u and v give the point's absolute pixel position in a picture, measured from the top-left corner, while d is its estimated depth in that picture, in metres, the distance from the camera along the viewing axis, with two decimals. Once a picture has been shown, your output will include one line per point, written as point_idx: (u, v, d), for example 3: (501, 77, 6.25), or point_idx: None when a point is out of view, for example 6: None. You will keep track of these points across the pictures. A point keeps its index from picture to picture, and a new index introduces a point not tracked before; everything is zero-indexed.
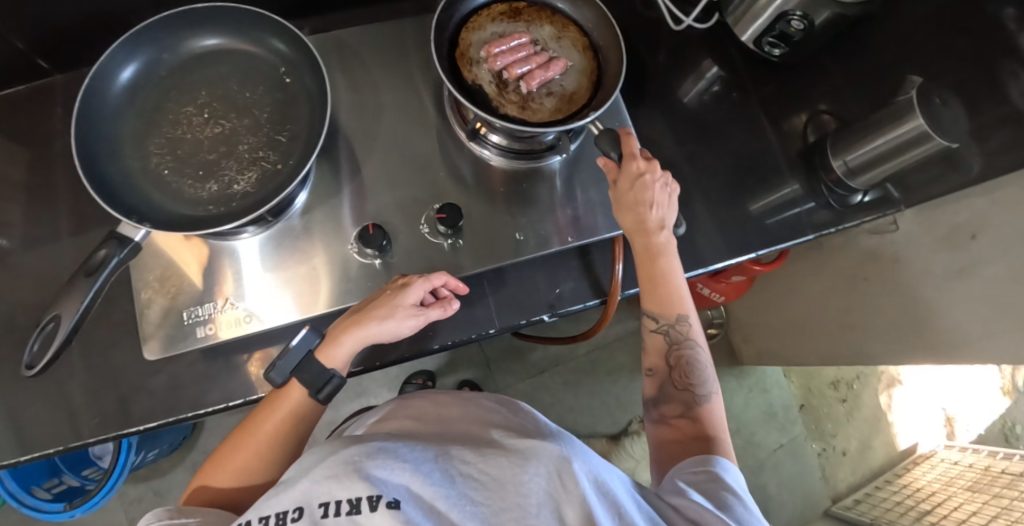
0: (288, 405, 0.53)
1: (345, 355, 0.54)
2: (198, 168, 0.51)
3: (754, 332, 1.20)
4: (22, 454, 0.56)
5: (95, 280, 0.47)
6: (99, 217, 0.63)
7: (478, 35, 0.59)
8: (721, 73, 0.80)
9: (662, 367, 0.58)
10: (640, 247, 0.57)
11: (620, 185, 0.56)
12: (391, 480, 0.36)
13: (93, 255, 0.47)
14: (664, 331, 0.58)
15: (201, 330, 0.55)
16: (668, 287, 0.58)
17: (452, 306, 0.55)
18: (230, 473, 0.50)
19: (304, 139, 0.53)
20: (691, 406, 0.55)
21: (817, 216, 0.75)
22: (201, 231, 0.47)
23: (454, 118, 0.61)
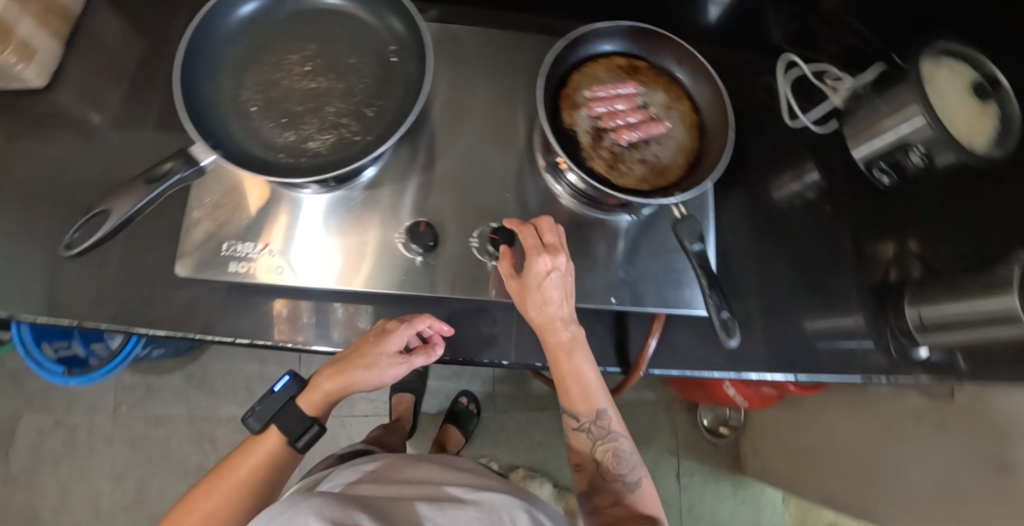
0: (260, 456, 0.59)
1: (324, 399, 0.59)
2: (282, 117, 0.52)
3: (765, 447, 1.12)
4: (38, 316, 0.57)
5: (155, 189, 0.48)
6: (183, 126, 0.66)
7: (590, 80, 0.57)
8: (820, 181, 0.76)
9: (590, 462, 0.62)
10: (551, 347, 0.56)
11: (524, 281, 0.53)
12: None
13: (158, 165, 0.48)
14: (584, 429, 0.61)
15: (234, 265, 0.55)
16: (582, 388, 0.58)
17: (435, 352, 0.56)
18: (195, 517, 0.56)
19: (389, 118, 0.52)
20: (621, 493, 0.61)
21: (874, 358, 0.70)
22: (263, 177, 0.47)
23: (539, 146, 0.61)
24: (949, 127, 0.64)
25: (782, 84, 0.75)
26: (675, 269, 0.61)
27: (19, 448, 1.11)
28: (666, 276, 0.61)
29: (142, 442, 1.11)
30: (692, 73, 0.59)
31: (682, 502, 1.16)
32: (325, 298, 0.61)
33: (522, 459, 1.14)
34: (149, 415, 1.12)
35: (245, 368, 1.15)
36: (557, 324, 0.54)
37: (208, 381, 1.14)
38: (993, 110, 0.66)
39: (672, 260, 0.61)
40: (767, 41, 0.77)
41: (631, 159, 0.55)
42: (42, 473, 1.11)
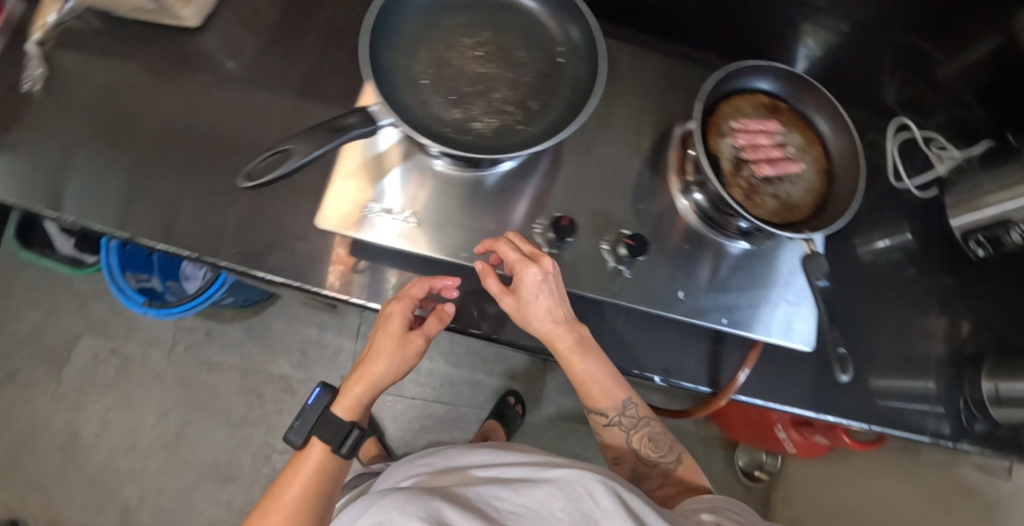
0: (305, 475, 0.58)
1: (360, 402, 0.59)
2: (451, 94, 0.55)
3: (798, 498, 1.14)
4: (160, 243, 0.61)
5: (336, 139, 0.49)
6: (330, 91, 0.70)
7: (736, 111, 0.60)
8: (911, 243, 0.78)
9: (629, 449, 0.66)
10: (565, 352, 0.59)
11: (521, 296, 0.56)
12: (436, 515, 0.46)
13: (343, 117, 0.49)
14: (615, 423, 0.64)
15: (378, 227, 0.58)
16: (599, 388, 0.61)
17: (447, 312, 0.59)
18: None
19: (550, 114, 0.56)
20: (666, 476, 0.65)
21: (940, 422, 0.71)
22: (440, 148, 0.49)
23: (673, 164, 0.66)
24: None
25: (890, 145, 0.78)
26: (769, 301, 0.63)
27: (72, 368, 1.15)
28: (760, 307, 0.63)
29: (191, 384, 1.15)
30: (831, 122, 0.63)
31: None
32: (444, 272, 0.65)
33: None
34: (203, 360, 1.16)
35: (306, 331, 1.20)
36: (560, 329, 0.58)
37: (267, 336, 1.18)
38: None
39: (770, 293, 0.64)
40: (880, 103, 0.80)
41: (766, 192, 0.59)
42: (87, 397, 1.14)
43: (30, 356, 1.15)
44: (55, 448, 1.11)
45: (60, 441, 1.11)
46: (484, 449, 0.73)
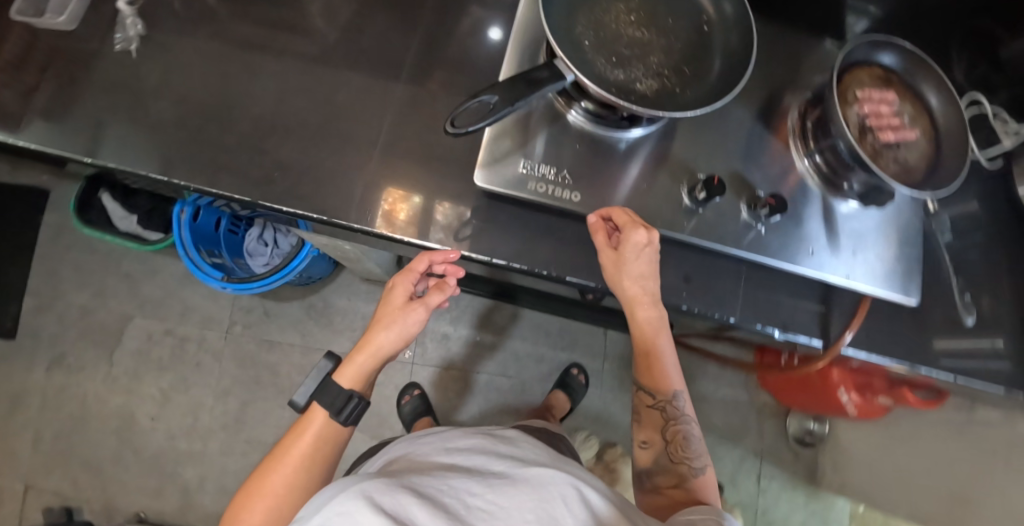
0: (306, 441, 0.65)
1: (356, 375, 0.65)
2: (613, 56, 0.57)
3: (847, 462, 1.25)
4: (293, 208, 0.68)
5: (532, 92, 0.50)
6: (446, 68, 0.75)
7: (857, 82, 0.66)
8: (977, 213, 0.84)
9: (659, 439, 0.72)
10: (641, 324, 0.66)
11: (623, 255, 0.60)
12: (403, 509, 0.51)
13: (537, 71, 0.51)
14: (659, 406, 0.72)
15: (534, 185, 0.62)
16: (658, 366, 0.70)
17: (446, 289, 0.66)
18: (266, 499, 0.63)
19: (704, 79, 0.58)
20: (683, 478, 0.69)
21: (1011, 378, 0.77)
22: (621, 104, 0.52)
23: (791, 132, 0.70)
24: None
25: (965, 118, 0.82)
26: (878, 259, 0.69)
27: (126, 348, 1.15)
28: (871, 265, 0.68)
29: (252, 363, 1.15)
30: (940, 94, 0.67)
31: (758, 503, 1.32)
32: (575, 233, 0.68)
33: (619, 437, 1.27)
34: (264, 339, 1.15)
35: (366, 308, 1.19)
36: (643, 299, 0.63)
37: (327, 314, 1.17)
38: None
39: (879, 252, 0.69)
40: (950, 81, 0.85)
41: (889, 157, 0.64)
42: (150, 380, 1.14)
43: (82, 338, 1.15)
44: (111, 429, 1.12)
45: (115, 422, 1.12)
46: (473, 434, 0.79)
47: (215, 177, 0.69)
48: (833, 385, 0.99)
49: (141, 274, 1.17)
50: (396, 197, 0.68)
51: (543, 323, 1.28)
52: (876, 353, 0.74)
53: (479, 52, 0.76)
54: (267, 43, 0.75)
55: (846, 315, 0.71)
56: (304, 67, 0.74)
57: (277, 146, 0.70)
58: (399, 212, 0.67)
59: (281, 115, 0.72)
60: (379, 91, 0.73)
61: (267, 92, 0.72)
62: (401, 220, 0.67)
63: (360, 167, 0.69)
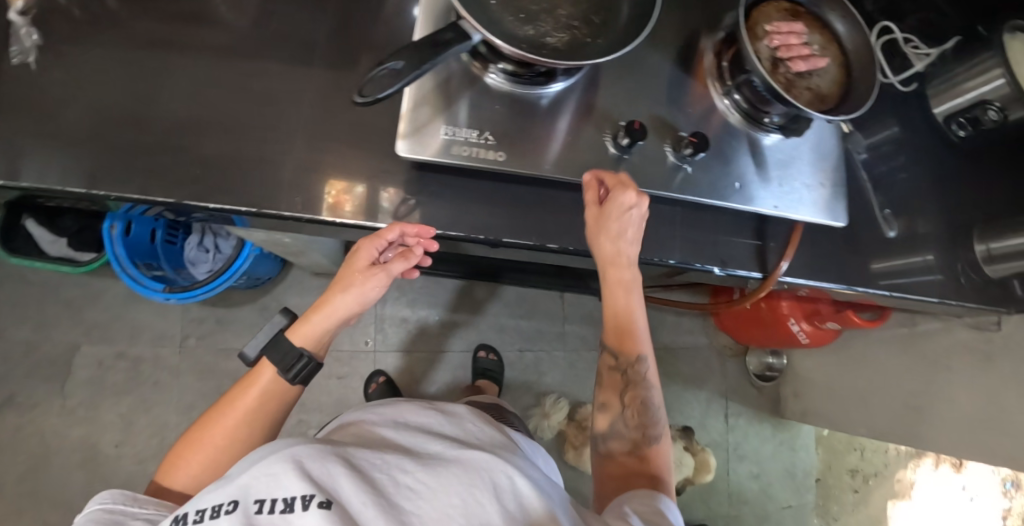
0: (252, 395, 0.68)
1: (309, 334, 0.68)
2: (520, 12, 0.58)
3: (807, 390, 1.29)
4: (217, 203, 0.65)
5: (439, 53, 0.51)
6: (360, 45, 0.73)
7: (764, 18, 0.68)
8: (898, 134, 0.87)
9: (615, 404, 0.71)
10: (611, 281, 0.69)
11: (605, 211, 0.62)
12: (331, 480, 0.49)
13: (441, 34, 0.51)
14: (620, 368, 0.71)
15: (459, 150, 0.62)
16: (628, 326, 0.71)
17: (406, 259, 0.65)
18: (208, 447, 0.65)
19: (614, 26, 0.59)
20: (636, 445, 0.69)
21: (940, 286, 0.82)
22: (530, 56, 0.52)
23: (709, 74, 0.72)
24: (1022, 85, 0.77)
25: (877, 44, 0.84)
26: (804, 187, 0.71)
27: (78, 378, 1.10)
28: (798, 192, 0.71)
29: (212, 374, 1.13)
30: (845, 21, 0.69)
31: (729, 441, 1.37)
32: (511, 196, 0.69)
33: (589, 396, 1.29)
34: (219, 348, 1.14)
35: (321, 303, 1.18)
36: (621, 258, 0.66)
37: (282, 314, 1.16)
38: None
39: (805, 180, 0.71)
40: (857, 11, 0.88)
41: (803, 85, 0.66)
42: (105, 406, 1.10)
43: (27, 374, 1.10)
44: (75, 463, 1.07)
45: (78, 455, 1.08)
46: (434, 410, 0.77)
47: (135, 182, 0.66)
48: (784, 316, 1.03)
49: (81, 299, 1.13)
50: (339, 190, 0.66)
51: (500, 294, 1.28)
52: (813, 278, 0.77)
53: (393, 26, 0.75)
54: (173, 40, 0.72)
55: (779, 244, 0.74)
56: (215, 60, 0.71)
57: (198, 142, 0.68)
58: (344, 204, 0.66)
59: (198, 111, 0.69)
60: (296, 76, 0.71)
61: (181, 90, 0.70)
62: (348, 213, 0.66)
63: (283, 156, 0.67)
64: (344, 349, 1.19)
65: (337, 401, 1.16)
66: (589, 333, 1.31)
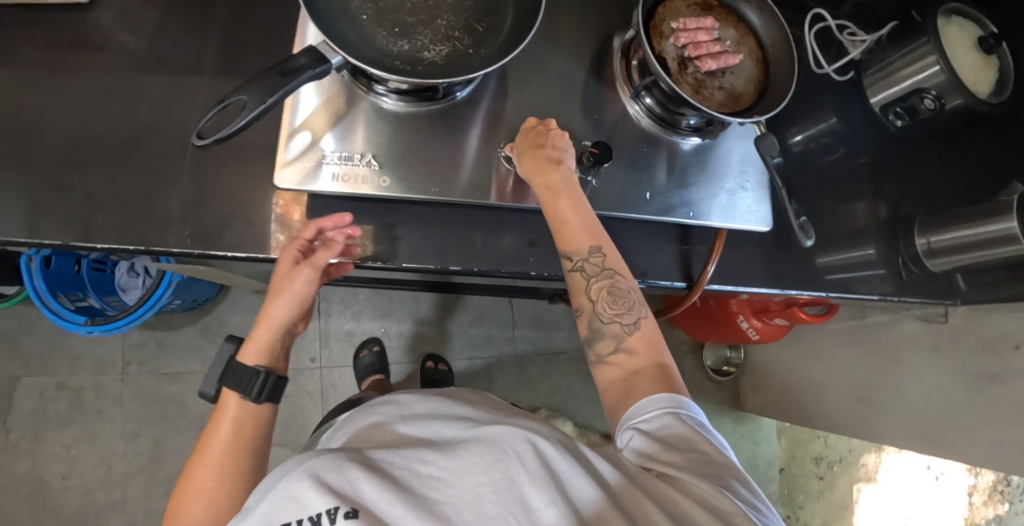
0: (228, 429, 0.60)
1: (258, 349, 0.62)
2: (395, 26, 0.54)
3: (763, 383, 1.32)
4: (102, 242, 0.62)
5: (288, 82, 0.47)
6: (253, 67, 0.70)
7: (672, 15, 0.65)
8: (834, 126, 0.84)
9: (587, 305, 0.60)
10: (541, 187, 0.59)
11: (522, 140, 0.61)
12: (351, 486, 0.43)
13: (292, 60, 0.48)
14: (580, 267, 0.59)
15: (344, 176, 0.58)
16: (571, 223, 0.59)
17: (333, 247, 0.59)
18: (201, 492, 0.56)
19: (500, 34, 0.56)
20: (622, 339, 0.58)
21: (882, 282, 0.78)
22: (398, 80, 0.50)
23: (620, 75, 0.68)
24: (959, 74, 0.73)
25: (809, 35, 0.81)
26: (722, 192, 0.68)
27: (19, 411, 1.07)
28: (714, 198, 0.68)
29: (154, 400, 1.11)
30: (760, 12, 0.66)
31: None
32: (414, 218, 0.65)
33: (542, 401, 1.28)
34: (162, 372, 1.12)
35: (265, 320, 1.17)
36: (546, 160, 0.59)
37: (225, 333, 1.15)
38: (994, 62, 0.75)
39: (724, 184, 0.69)
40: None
41: (712, 86, 0.63)
42: (45, 438, 1.07)
43: None
44: (22, 498, 1.05)
45: (24, 489, 1.05)
46: (428, 399, 0.68)
47: (17, 223, 0.62)
48: (733, 312, 1.02)
49: (13, 329, 1.09)
50: (288, 200, 0.65)
51: (448, 302, 1.26)
52: (745, 286, 0.73)
53: (292, 43, 0.71)
54: (55, 66, 0.67)
55: (702, 253, 0.72)
56: (101, 86, 0.67)
57: (87, 179, 0.64)
58: (294, 213, 0.65)
59: (85, 144, 0.65)
60: (187, 103, 0.68)
61: (65, 121, 0.65)
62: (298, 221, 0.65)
63: (172, 189, 0.64)
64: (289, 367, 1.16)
65: (284, 419, 1.13)
66: (539, 336, 1.30)
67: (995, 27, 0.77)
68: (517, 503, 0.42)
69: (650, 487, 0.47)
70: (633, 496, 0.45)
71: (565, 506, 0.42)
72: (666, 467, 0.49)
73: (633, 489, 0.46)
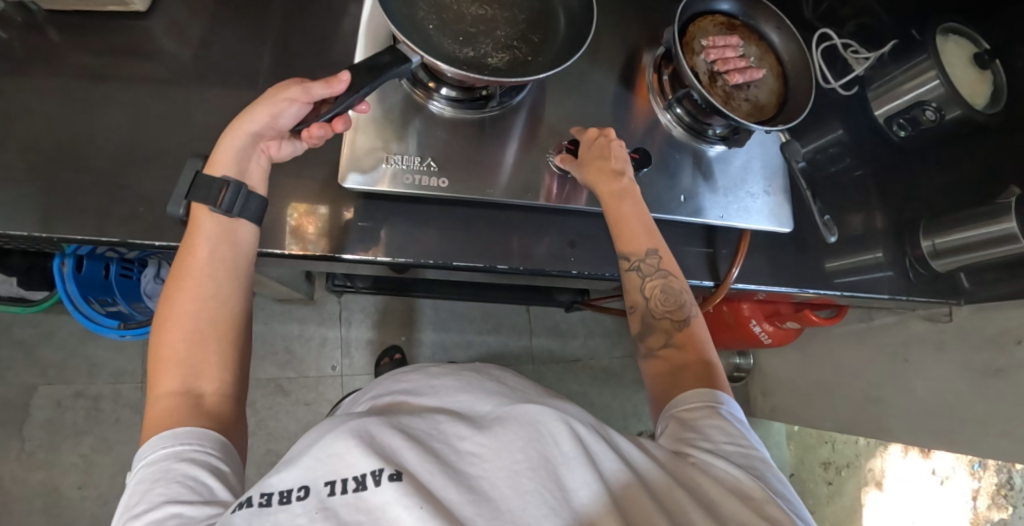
0: (201, 259, 0.52)
1: (224, 161, 0.55)
2: (460, 35, 0.60)
3: (774, 388, 1.36)
4: (157, 241, 0.64)
5: (377, 78, 0.54)
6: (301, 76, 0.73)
7: (701, 31, 0.71)
8: (843, 136, 0.89)
9: (641, 303, 0.62)
10: (605, 193, 0.62)
11: (585, 148, 0.64)
12: (394, 452, 0.40)
13: (377, 57, 0.54)
14: (636, 268, 0.62)
15: (404, 177, 0.62)
16: (629, 225, 0.62)
17: (332, 79, 0.53)
18: (186, 320, 0.49)
19: (552, 46, 0.62)
20: (672, 335, 0.61)
21: (892, 281, 0.82)
22: (468, 74, 0.54)
23: (652, 87, 0.73)
24: (957, 87, 0.79)
25: (817, 52, 0.86)
26: (747, 195, 0.73)
27: (36, 420, 1.07)
28: (739, 200, 0.72)
29: None
30: (780, 32, 0.72)
31: None
32: (458, 218, 0.68)
33: None
34: None
35: (285, 329, 1.19)
36: (608, 171, 0.62)
37: None
38: (988, 76, 0.81)
39: (748, 187, 0.73)
40: (800, 16, 0.90)
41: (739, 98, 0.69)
42: (63, 447, 1.07)
43: None
44: (37, 508, 1.04)
45: (40, 500, 1.05)
46: (455, 371, 0.64)
47: (73, 221, 0.64)
48: (745, 318, 1.07)
49: (36, 337, 1.10)
50: (301, 212, 0.65)
51: (466, 310, 1.29)
52: (767, 285, 0.78)
53: (338, 55, 0.75)
54: (110, 72, 0.70)
55: (727, 254, 0.75)
56: (153, 91, 0.70)
57: (139, 181, 0.66)
58: (308, 226, 0.65)
59: (138, 147, 0.67)
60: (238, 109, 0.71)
61: (120, 125, 0.68)
62: (311, 235, 0.65)
63: None
64: (310, 376, 1.18)
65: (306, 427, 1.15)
66: (556, 344, 1.33)
67: (987, 45, 0.84)
68: (553, 483, 0.40)
69: (684, 481, 0.45)
70: (660, 484, 0.44)
71: (601, 487, 0.41)
72: (702, 456, 0.48)
73: (670, 484, 0.44)
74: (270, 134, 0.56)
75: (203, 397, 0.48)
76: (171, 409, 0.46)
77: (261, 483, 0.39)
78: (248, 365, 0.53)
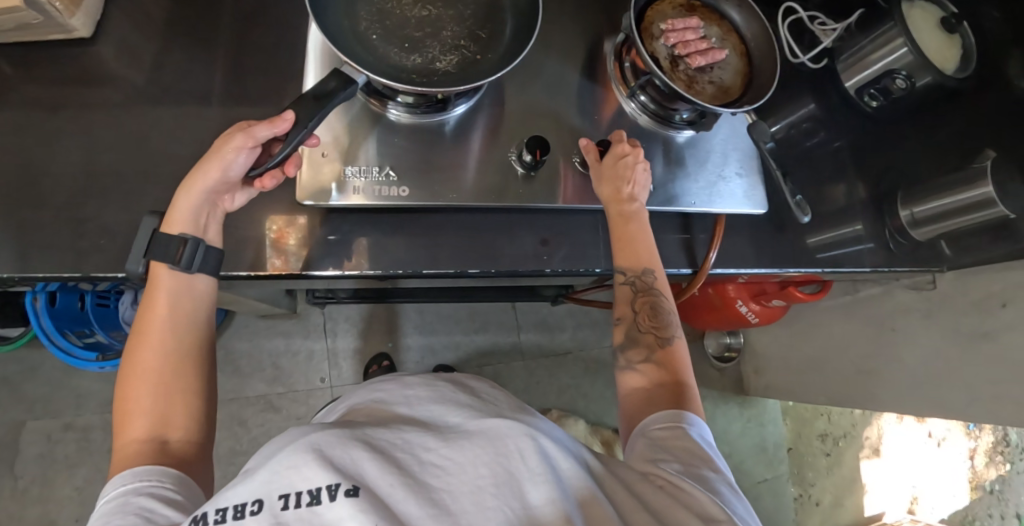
0: (162, 314, 0.51)
1: (182, 221, 0.53)
2: (405, 42, 0.60)
3: (766, 366, 1.36)
4: (120, 272, 0.63)
5: (323, 106, 0.54)
6: (259, 94, 0.72)
7: (660, 15, 0.70)
8: (814, 111, 0.88)
9: (628, 314, 0.63)
10: (615, 216, 0.64)
11: (604, 163, 0.64)
12: (353, 466, 0.39)
13: (323, 85, 0.54)
14: (631, 282, 0.63)
15: (364, 189, 0.61)
16: (633, 242, 0.63)
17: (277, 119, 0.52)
18: (149, 378, 0.49)
19: (504, 48, 0.62)
20: (654, 350, 0.61)
21: (874, 254, 0.81)
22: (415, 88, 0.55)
23: (614, 76, 0.71)
24: (927, 56, 0.78)
25: (783, 27, 0.84)
26: (718, 180, 0.71)
27: (26, 457, 1.07)
28: (711, 186, 0.71)
29: None
30: (741, 10, 0.71)
31: None
32: (427, 225, 0.67)
33: (553, 402, 1.31)
34: None
35: (272, 345, 1.18)
36: (625, 194, 0.63)
37: (233, 360, 1.15)
38: (957, 40, 0.80)
39: (719, 172, 0.72)
40: None
41: (704, 81, 0.68)
42: (56, 481, 1.06)
43: None
44: None
45: None
46: (429, 381, 0.63)
47: (33, 260, 0.62)
48: (731, 299, 1.06)
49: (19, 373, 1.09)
50: (281, 224, 0.64)
51: (453, 311, 1.29)
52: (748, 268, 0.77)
53: (294, 69, 0.73)
54: (63, 102, 0.68)
55: (703, 240, 0.75)
56: (106, 119, 0.68)
57: (98, 212, 0.64)
58: (288, 238, 0.63)
59: (94, 178, 0.66)
60: (195, 131, 0.69)
61: (74, 155, 0.66)
62: (292, 244, 0.64)
63: None
64: (300, 389, 1.17)
65: None
66: (545, 339, 1.33)
67: (954, 7, 0.82)
68: (515, 500, 0.39)
69: (652, 498, 0.45)
70: (620, 493, 0.44)
71: (566, 502, 0.40)
72: (671, 477, 0.48)
73: (630, 498, 0.44)
74: (224, 187, 0.55)
75: (169, 446, 0.48)
76: (134, 456, 0.46)
77: (215, 499, 0.39)
78: (215, 412, 0.53)
